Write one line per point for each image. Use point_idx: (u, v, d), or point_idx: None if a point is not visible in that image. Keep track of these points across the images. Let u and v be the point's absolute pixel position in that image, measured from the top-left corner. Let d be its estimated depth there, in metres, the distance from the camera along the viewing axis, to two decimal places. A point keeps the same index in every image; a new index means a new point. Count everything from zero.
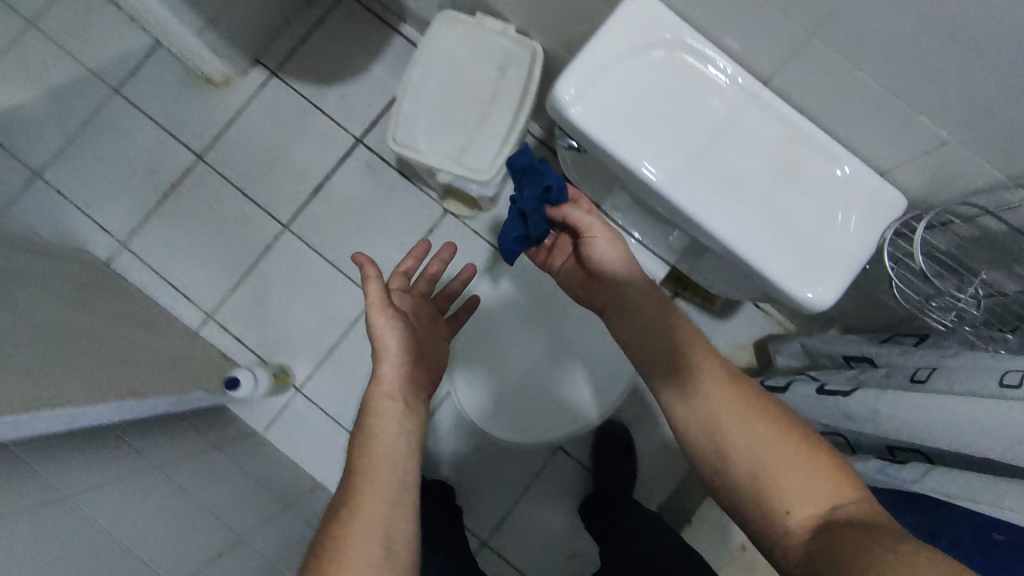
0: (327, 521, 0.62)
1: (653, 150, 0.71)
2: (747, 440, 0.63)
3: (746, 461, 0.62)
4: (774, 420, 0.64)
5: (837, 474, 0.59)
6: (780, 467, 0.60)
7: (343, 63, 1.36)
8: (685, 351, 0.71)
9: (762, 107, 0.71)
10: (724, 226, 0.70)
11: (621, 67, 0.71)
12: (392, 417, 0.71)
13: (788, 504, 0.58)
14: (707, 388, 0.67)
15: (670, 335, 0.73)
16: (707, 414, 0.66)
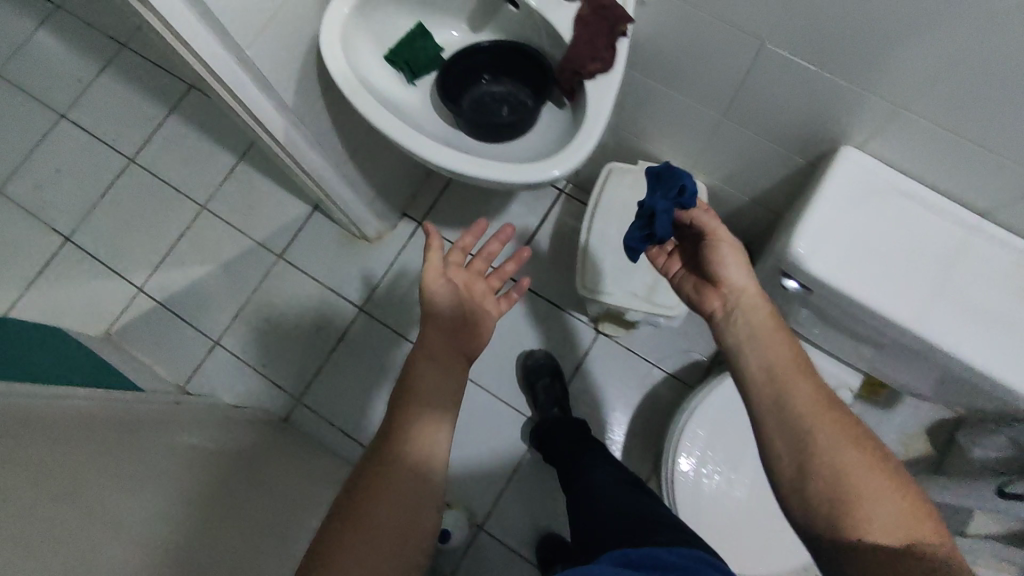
0: (350, 492, 0.60)
1: (893, 290, 0.76)
2: (836, 461, 0.57)
3: (834, 474, 0.57)
4: (872, 448, 0.59)
5: (917, 517, 0.55)
6: (867, 498, 0.55)
7: (484, 206, 1.47)
8: (776, 362, 0.64)
9: (987, 240, 0.77)
10: (980, 357, 0.73)
11: (848, 219, 0.78)
12: (427, 406, 0.67)
13: (869, 538, 0.54)
14: (808, 406, 0.61)
15: (775, 341, 0.66)
16: (796, 431, 0.60)
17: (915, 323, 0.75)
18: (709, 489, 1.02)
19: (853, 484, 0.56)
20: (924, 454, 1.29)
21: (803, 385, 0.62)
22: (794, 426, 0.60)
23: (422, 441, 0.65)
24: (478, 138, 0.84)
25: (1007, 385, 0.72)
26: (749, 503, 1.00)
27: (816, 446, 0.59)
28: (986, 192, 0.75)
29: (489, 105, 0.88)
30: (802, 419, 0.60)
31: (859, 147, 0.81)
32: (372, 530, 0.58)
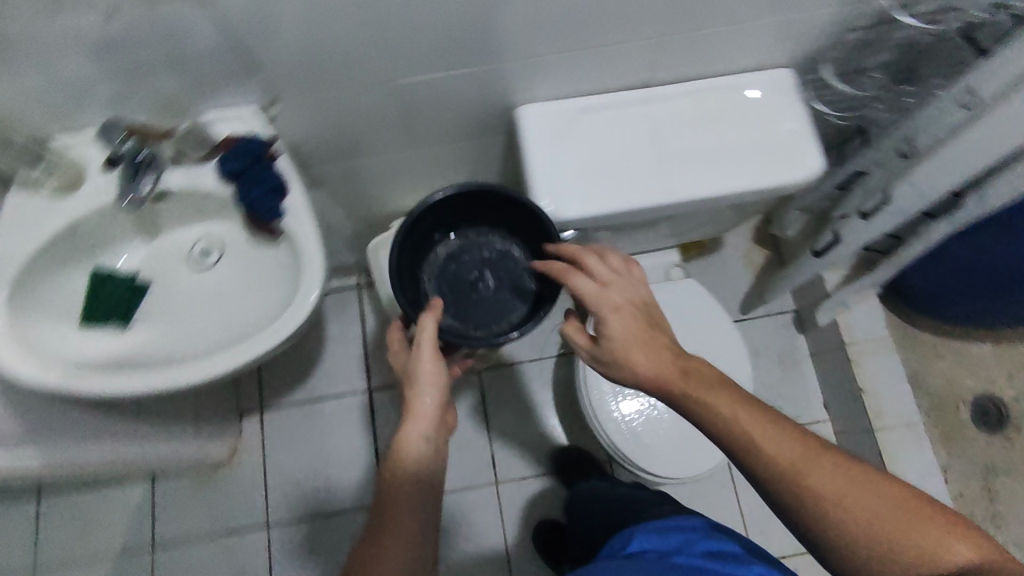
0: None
1: (628, 186, 0.83)
2: (813, 494, 0.54)
3: (838, 497, 0.53)
4: (898, 489, 0.54)
5: (920, 518, 0.53)
6: (897, 544, 0.52)
7: (304, 352, 1.40)
8: (743, 421, 0.57)
9: (653, 99, 0.86)
10: (724, 185, 0.83)
11: (557, 163, 0.84)
12: (410, 498, 0.66)
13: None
14: (788, 463, 0.54)
15: (700, 381, 0.60)
16: (764, 466, 0.55)
17: (665, 199, 0.83)
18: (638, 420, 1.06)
19: (880, 527, 0.52)
20: (764, 256, 1.43)
21: (768, 437, 0.56)
22: (753, 457, 0.56)
23: (412, 530, 0.65)
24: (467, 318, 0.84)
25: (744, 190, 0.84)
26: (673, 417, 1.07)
27: (818, 482, 0.54)
28: (629, 71, 0.84)
29: (459, 268, 0.87)
30: (798, 463, 0.55)
31: (527, 101, 0.87)
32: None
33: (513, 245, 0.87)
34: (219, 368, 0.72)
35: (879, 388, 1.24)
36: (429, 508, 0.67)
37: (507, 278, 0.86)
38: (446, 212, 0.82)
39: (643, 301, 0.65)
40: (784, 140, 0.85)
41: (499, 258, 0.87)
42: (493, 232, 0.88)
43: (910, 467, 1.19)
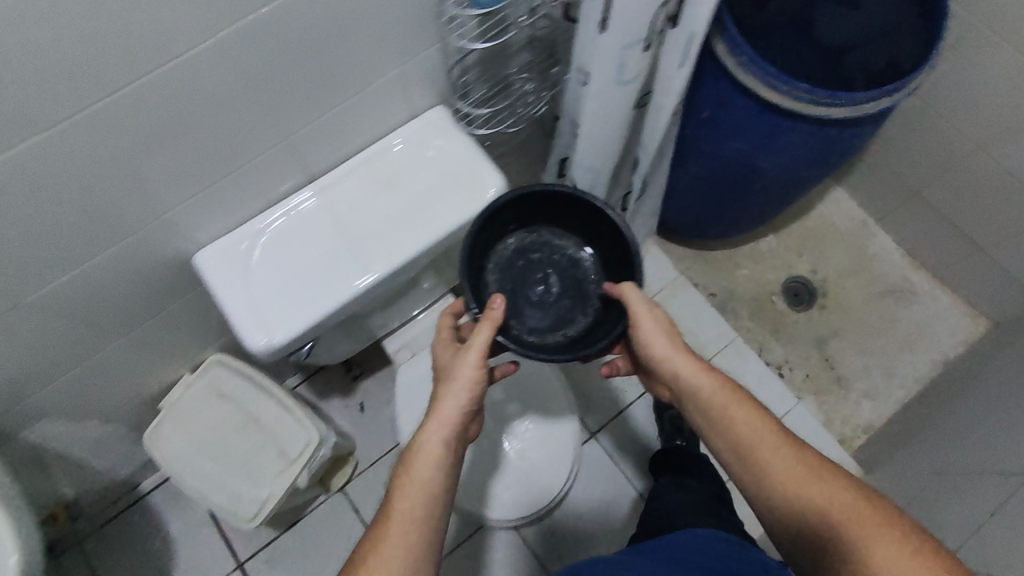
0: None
1: (330, 283, 0.82)
2: (798, 511, 0.64)
3: (819, 511, 0.63)
4: (876, 516, 0.60)
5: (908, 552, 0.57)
6: (867, 557, 0.58)
7: (150, 560, 1.26)
8: (751, 441, 0.67)
9: (324, 190, 0.86)
10: (422, 245, 0.84)
11: (251, 292, 0.80)
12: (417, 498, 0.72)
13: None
14: (759, 454, 0.67)
15: (735, 400, 0.70)
16: (753, 472, 0.67)
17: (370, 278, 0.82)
18: None
19: (861, 544, 0.59)
20: None
21: (775, 458, 0.66)
22: (753, 467, 0.67)
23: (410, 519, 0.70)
24: (530, 324, 0.88)
25: (443, 234, 0.85)
26: None
27: (800, 491, 0.64)
28: (282, 176, 0.83)
29: (526, 264, 0.90)
30: (787, 480, 0.65)
31: (201, 246, 0.82)
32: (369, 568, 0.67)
33: (583, 257, 0.91)
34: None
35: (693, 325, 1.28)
36: (429, 515, 0.71)
37: (566, 284, 0.90)
38: (523, 208, 0.86)
39: (719, 395, 0.71)
40: (460, 172, 0.86)
41: (571, 265, 0.91)
42: (567, 235, 0.92)
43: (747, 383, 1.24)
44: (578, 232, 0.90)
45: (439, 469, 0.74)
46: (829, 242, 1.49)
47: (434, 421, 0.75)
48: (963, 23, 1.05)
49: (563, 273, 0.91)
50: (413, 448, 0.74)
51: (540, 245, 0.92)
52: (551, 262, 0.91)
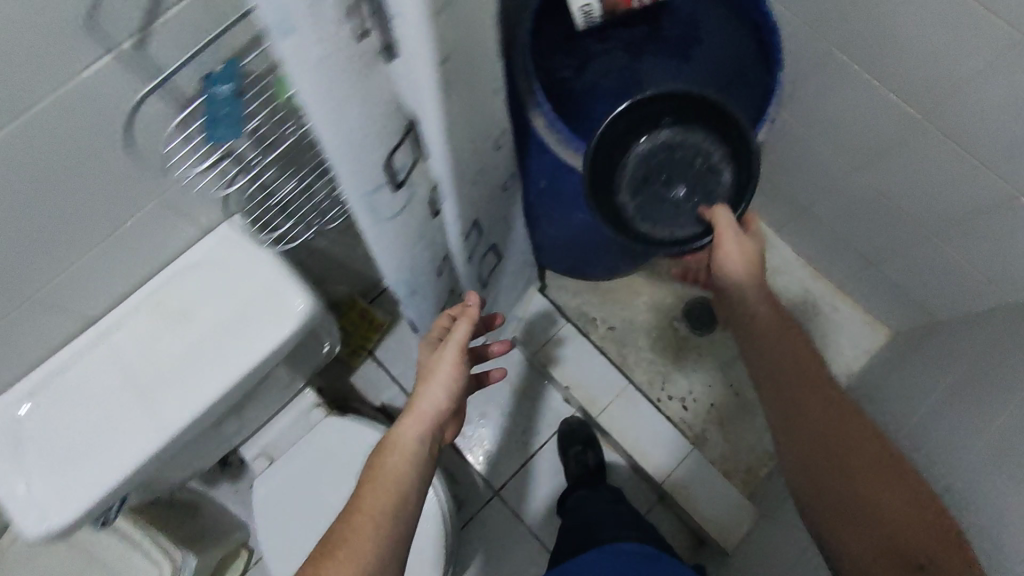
0: (333, 544, 0.73)
1: (118, 449, 0.72)
2: (827, 474, 0.65)
3: (855, 466, 0.64)
4: (923, 500, 0.62)
5: (941, 536, 0.59)
6: (877, 505, 0.62)
7: None
8: (799, 379, 0.70)
9: (101, 337, 0.75)
10: (217, 390, 0.76)
11: (24, 474, 0.71)
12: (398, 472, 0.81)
13: (890, 557, 0.59)
14: (834, 406, 0.68)
15: (793, 353, 0.72)
16: (794, 407, 0.69)
17: (167, 436, 0.74)
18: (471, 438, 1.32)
19: (885, 499, 0.62)
20: None
21: (824, 400, 0.68)
22: (812, 398, 0.69)
23: (387, 495, 0.78)
24: (637, 221, 0.78)
25: (249, 370, 0.77)
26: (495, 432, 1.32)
27: (836, 446, 0.66)
28: (41, 338, 0.71)
29: (666, 162, 0.79)
30: (843, 437, 0.66)
31: None
32: (356, 534, 0.74)
33: (727, 166, 0.77)
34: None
35: (584, 377, 1.21)
36: (398, 492, 0.79)
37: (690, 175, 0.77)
38: (656, 107, 0.74)
39: (791, 330, 0.73)
40: (262, 297, 0.78)
41: (705, 172, 0.78)
42: (712, 143, 0.77)
43: (643, 434, 1.18)
44: (723, 134, 0.76)
45: (416, 451, 0.84)
46: None
47: (411, 415, 0.86)
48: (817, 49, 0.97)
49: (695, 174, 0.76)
50: (390, 440, 0.84)
51: (665, 132, 0.78)
52: (686, 164, 0.77)
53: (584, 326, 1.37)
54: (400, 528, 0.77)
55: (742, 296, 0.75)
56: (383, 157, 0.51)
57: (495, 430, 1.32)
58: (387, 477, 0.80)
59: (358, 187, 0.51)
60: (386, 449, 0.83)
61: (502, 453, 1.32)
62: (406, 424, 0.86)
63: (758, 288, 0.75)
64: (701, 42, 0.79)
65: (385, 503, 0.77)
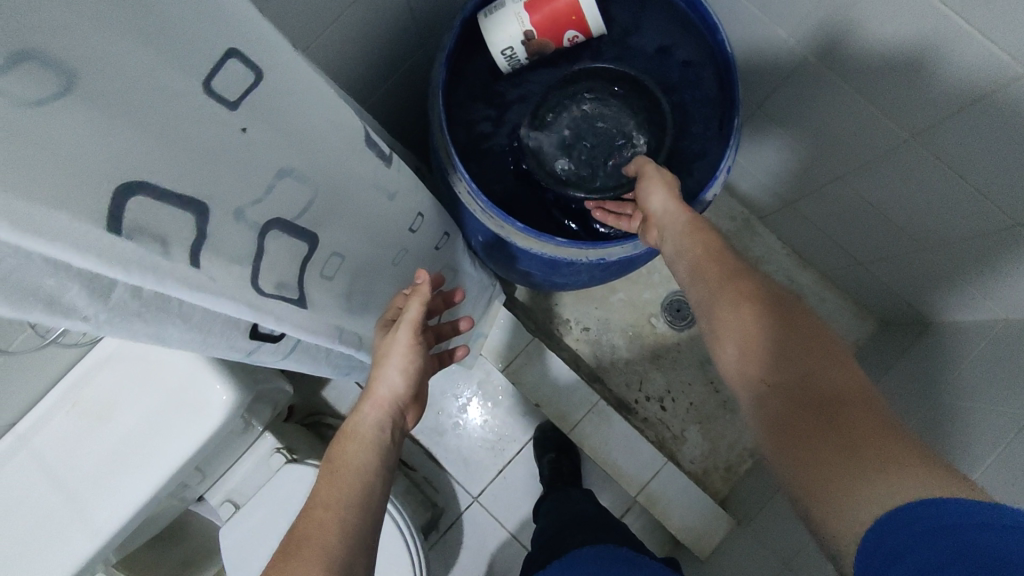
0: (287, 548, 0.55)
1: (54, 548, 0.72)
2: (730, 326, 0.56)
3: (765, 322, 0.53)
4: (834, 353, 0.50)
5: (860, 385, 0.48)
6: (803, 368, 0.50)
7: None
8: (700, 247, 0.62)
9: (32, 435, 0.74)
10: (145, 492, 0.73)
11: None
12: (359, 456, 0.64)
13: (780, 384, 0.50)
14: (741, 280, 0.58)
15: (703, 231, 0.63)
16: (712, 276, 0.60)
17: (98, 535, 0.73)
18: (462, 423, 1.32)
19: (790, 344, 0.51)
20: None
21: (738, 277, 0.58)
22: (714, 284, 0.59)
23: (349, 483, 0.61)
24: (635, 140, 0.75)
25: (176, 468, 0.74)
26: (490, 429, 1.32)
27: (750, 320, 0.54)
28: None
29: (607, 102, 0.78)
30: (761, 306, 0.55)
31: None
32: (313, 533, 0.56)
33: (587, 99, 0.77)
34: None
35: (552, 390, 1.18)
36: (362, 484, 0.62)
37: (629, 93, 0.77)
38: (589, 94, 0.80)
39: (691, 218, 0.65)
40: (183, 391, 0.74)
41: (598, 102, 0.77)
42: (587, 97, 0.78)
43: (612, 446, 1.16)
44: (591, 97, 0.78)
45: (380, 436, 0.67)
46: None
47: (369, 401, 0.68)
48: (791, 47, 0.88)
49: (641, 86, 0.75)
50: (346, 430, 0.67)
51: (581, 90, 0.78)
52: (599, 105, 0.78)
53: (556, 328, 1.32)
54: (368, 527, 0.59)
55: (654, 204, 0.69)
56: (247, 331, 0.45)
57: (470, 437, 1.31)
58: (351, 459, 0.64)
59: (238, 346, 0.44)
60: (340, 439, 0.66)
61: (476, 459, 1.32)
62: (363, 413, 0.68)
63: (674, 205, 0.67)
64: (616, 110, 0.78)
65: (349, 488, 0.61)
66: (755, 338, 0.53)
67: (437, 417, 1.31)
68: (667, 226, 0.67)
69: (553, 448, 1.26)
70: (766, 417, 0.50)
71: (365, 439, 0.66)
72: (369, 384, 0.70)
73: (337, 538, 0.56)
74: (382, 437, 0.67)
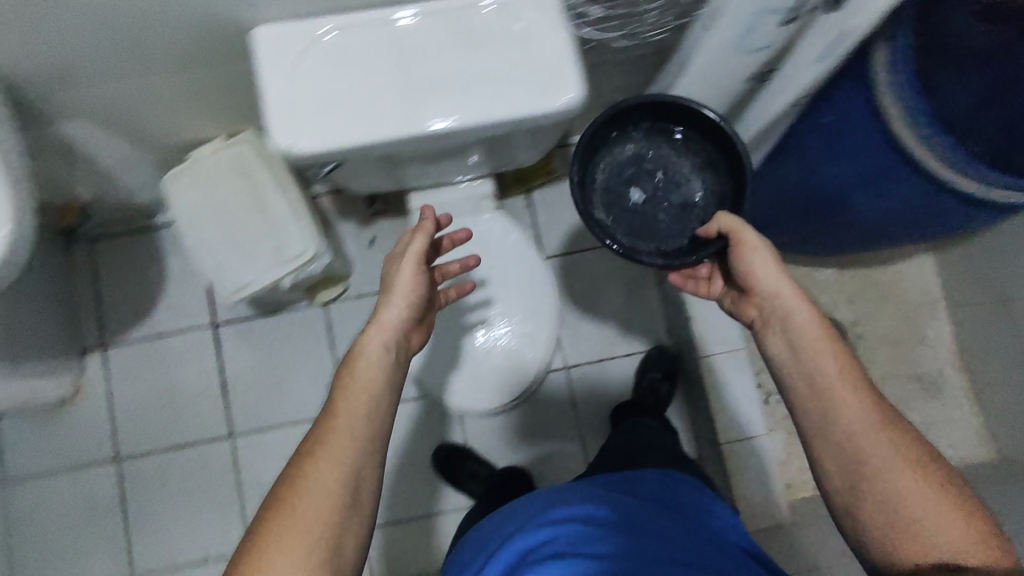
0: (287, 483, 0.65)
1: (372, 116, 0.78)
2: (841, 452, 0.68)
3: (869, 459, 0.66)
4: (921, 481, 0.64)
5: (951, 517, 0.62)
6: (904, 500, 0.63)
7: (146, 288, 1.39)
8: (820, 361, 0.71)
9: (407, 18, 0.79)
10: (464, 122, 0.79)
11: (299, 89, 0.78)
12: (362, 378, 0.73)
13: (886, 512, 0.64)
14: (862, 417, 0.67)
15: (825, 346, 0.72)
16: (817, 394, 0.70)
17: (413, 129, 0.79)
18: (595, 303, 1.39)
19: (900, 495, 0.64)
20: None
21: (850, 405, 0.68)
22: (830, 408, 0.69)
23: (357, 403, 0.70)
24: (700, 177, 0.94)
25: (502, 120, 0.80)
26: (613, 323, 1.38)
27: (862, 452, 0.66)
28: None
29: (637, 165, 0.96)
30: (859, 444, 0.67)
31: (262, 22, 0.79)
32: (319, 466, 0.65)
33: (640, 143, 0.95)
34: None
35: (706, 317, 1.25)
36: (373, 404, 0.71)
37: (694, 154, 0.94)
38: (631, 122, 0.93)
39: (804, 320, 0.74)
40: (548, 66, 0.80)
41: (645, 155, 0.95)
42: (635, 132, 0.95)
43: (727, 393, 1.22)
44: (646, 122, 0.93)
45: (382, 353, 0.75)
46: (885, 301, 1.38)
47: (376, 326, 0.77)
48: None
49: (703, 135, 0.90)
50: (354, 352, 0.75)
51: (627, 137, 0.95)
52: (649, 154, 0.95)
53: None
54: (372, 442, 0.69)
55: (768, 284, 0.77)
56: None
57: (593, 317, 1.38)
58: (367, 374, 0.73)
59: None
60: (354, 357, 0.75)
61: (587, 338, 1.38)
62: (371, 335, 0.76)
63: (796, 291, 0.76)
64: (652, 158, 0.95)
65: (363, 407, 0.71)
66: (859, 470, 0.66)
67: (581, 284, 1.38)
68: (772, 314, 0.77)
69: (664, 369, 1.33)
70: (875, 532, 0.65)
71: (379, 356, 0.75)
72: (376, 309, 0.78)
73: (338, 461, 0.66)
74: (389, 353, 0.76)
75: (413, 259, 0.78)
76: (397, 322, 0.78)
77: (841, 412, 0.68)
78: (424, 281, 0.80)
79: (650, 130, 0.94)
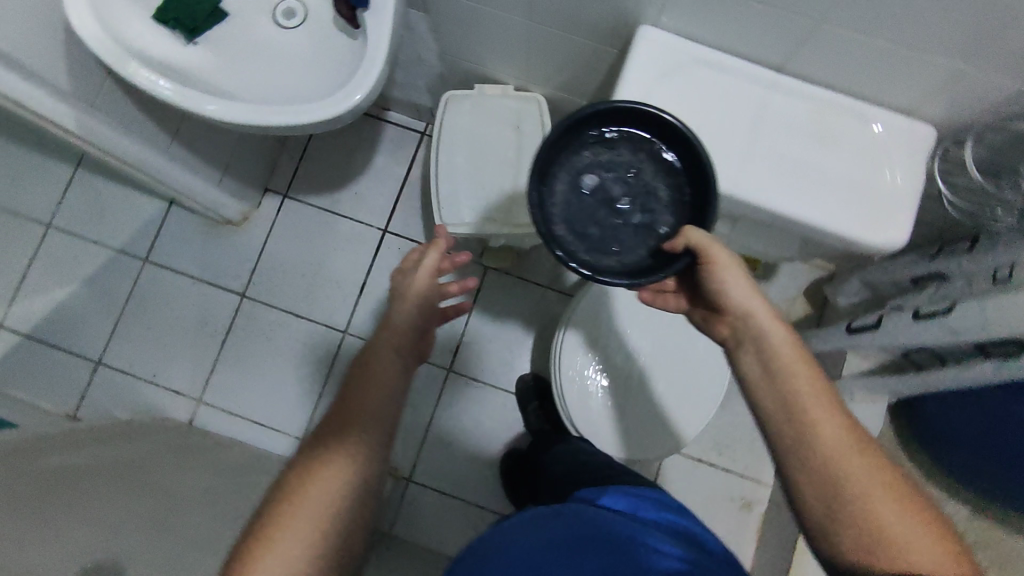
0: (287, 492, 0.61)
1: None
2: (823, 485, 0.58)
3: (848, 487, 0.57)
4: (904, 504, 0.56)
5: (937, 540, 0.55)
6: (886, 525, 0.55)
7: (346, 168, 1.43)
8: (807, 394, 0.62)
9: (781, 91, 0.79)
10: (781, 208, 0.78)
11: (653, 100, 0.79)
12: (376, 379, 0.69)
13: (871, 543, 0.55)
14: (837, 442, 0.59)
15: (805, 365, 0.64)
16: (796, 416, 0.61)
17: (732, 189, 0.78)
18: (727, 409, 1.34)
19: (877, 516, 0.56)
20: (806, 313, 1.35)
21: (828, 425, 0.60)
22: (809, 436, 0.60)
23: (372, 411, 0.67)
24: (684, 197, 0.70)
25: (816, 225, 0.78)
26: (734, 437, 1.33)
27: (843, 480, 0.57)
28: (773, 45, 0.76)
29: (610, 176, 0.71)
30: (836, 470, 0.58)
31: (653, 26, 0.80)
32: (327, 474, 0.62)
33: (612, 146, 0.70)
34: (299, 123, 0.71)
35: None
36: (385, 414, 0.68)
37: (661, 162, 0.70)
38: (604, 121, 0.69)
39: (776, 338, 0.65)
40: (886, 200, 0.77)
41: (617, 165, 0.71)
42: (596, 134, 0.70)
43: None
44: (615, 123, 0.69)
45: (395, 357, 0.72)
46: None
47: (383, 332, 0.74)
48: None
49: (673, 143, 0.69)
50: (367, 355, 0.71)
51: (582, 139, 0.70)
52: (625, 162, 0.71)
53: None
54: (377, 448, 0.66)
55: (744, 306, 0.67)
56: None
57: (719, 420, 1.33)
58: (379, 378, 0.69)
59: None
60: (366, 359, 0.71)
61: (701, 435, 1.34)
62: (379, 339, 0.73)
63: (775, 324, 0.66)
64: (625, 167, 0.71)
65: (373, 415, 0.67)
66: (840, 497, 0.57)
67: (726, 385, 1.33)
68: (761, 344, 0.66)
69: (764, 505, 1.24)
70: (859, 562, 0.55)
71: (389, 361, 0.71)
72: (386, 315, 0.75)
73: (343, 471, 0.63)
74: (400, 357, 0.72)
75: (424, 270, 0.74)
76: (408, 332, 0.74)
77: (817, 438, 0.59)
78: (437, 296, 0.76)
79: (606, 156, 0.70)
